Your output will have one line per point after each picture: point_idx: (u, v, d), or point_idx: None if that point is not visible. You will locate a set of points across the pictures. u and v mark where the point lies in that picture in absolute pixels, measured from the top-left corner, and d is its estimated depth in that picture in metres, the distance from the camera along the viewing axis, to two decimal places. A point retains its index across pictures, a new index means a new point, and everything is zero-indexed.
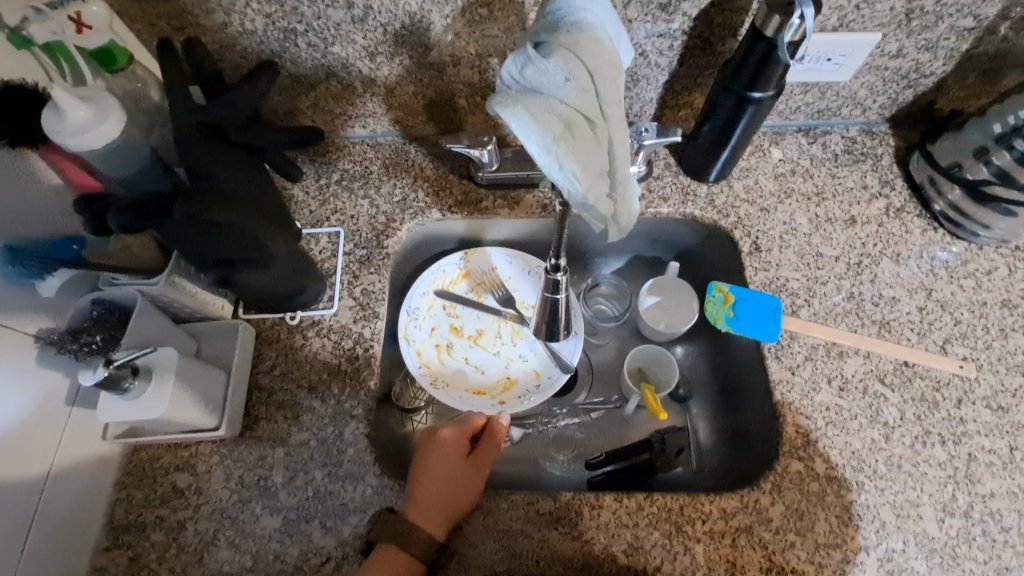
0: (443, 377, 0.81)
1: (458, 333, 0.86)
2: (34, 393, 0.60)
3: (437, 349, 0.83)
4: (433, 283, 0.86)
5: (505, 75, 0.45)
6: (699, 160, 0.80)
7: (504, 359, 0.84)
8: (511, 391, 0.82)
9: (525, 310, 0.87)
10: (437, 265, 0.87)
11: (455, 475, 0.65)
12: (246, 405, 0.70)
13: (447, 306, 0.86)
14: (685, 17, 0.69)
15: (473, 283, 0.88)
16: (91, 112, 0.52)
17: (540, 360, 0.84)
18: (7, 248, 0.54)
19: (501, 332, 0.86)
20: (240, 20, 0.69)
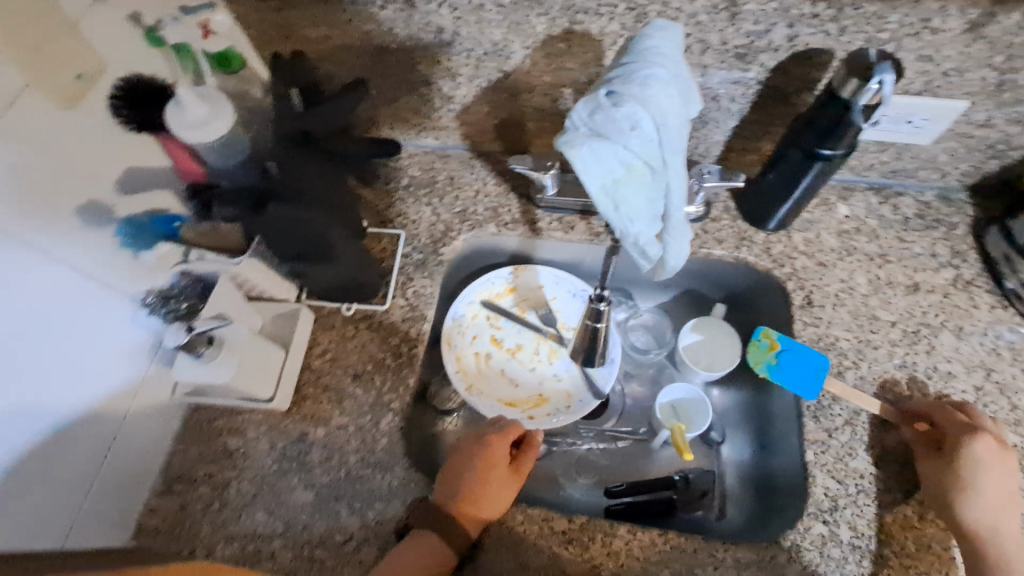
0: (478, 385, 0.84)
1: (497, 344, 0.89)
2: (123, 349, 0.68)
3: (476, 357, 0.87)
4: (481, 293, 0.90)
5: (574, 116, 0.46)
6: (760, 207, 0.80)
7: (539, 376, 0.87)
8: (541, 408, 0.84)
9: (565, 332, 0.90)
10: (486, 276, 0.90)
11: (500, 480, 0.67)
12: (297, 383, 0.77)
13: (491, 318, 0.90)
14: (762, 68, 0.69)
15: (518, 297, 0.91)
16: (208, 110, 0.59)
17: (573, 382, 0.86)
18: (125, 224, 0.63)
19: (539, 349, 0.89)
20: (340, 34, 0.76)
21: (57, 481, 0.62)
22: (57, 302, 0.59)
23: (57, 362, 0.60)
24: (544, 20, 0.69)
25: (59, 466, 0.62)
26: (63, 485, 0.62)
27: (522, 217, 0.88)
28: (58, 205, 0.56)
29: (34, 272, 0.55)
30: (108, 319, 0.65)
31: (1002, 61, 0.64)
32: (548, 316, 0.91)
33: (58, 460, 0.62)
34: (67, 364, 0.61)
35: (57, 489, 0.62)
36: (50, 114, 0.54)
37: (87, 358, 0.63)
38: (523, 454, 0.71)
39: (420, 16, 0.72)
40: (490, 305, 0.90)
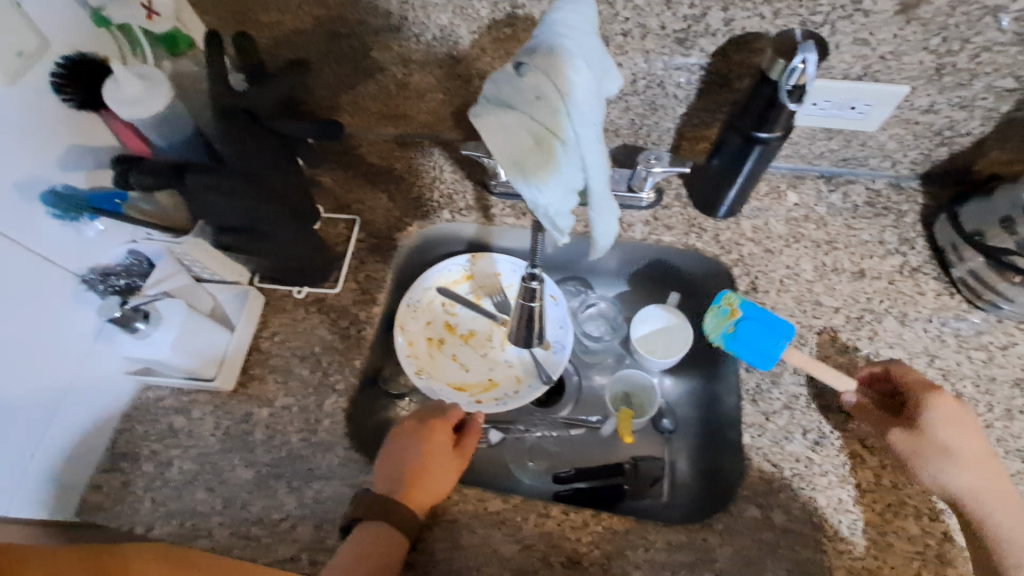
0: (429, 369, 0.85)
1: (451, 330, 0.89)
2: (69, 323, 0.68)
3: (429, 342, 0.87)
4: (436, 280, 0.91)
5: (487, 88, 0.47)
6: (709, 193, 0.80)
7: (491, 362, 0.87)
8: (490, 392, 0.84)
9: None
10: (443, 264, 0.91)
11: (442, 460, 0.67)
12: (245, 364, 0.77)
13: (446, 304, 0.90)
14: (703, 53, 0.70)
15: (474, 285, 0.92)
16: (143, 87, 0.60)
17: (524, 367, 0.86)
18: (53, 193, 0.62)
19: (493, 335, 0.90)
20: (292, 19, 0.77)
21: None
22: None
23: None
24: (487, 4, 0.70)
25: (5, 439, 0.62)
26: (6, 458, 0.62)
27: (476, 203, 0.88)
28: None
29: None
30: (53, 296, 0.66)
31: (937, 44, 0.64)
32: (504, 304, 0.91)
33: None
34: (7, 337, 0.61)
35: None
36: None
37: (30, 333, 0.64)
38: (465, 437, 0.71)
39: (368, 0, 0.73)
40: (445, 292, 0.90)
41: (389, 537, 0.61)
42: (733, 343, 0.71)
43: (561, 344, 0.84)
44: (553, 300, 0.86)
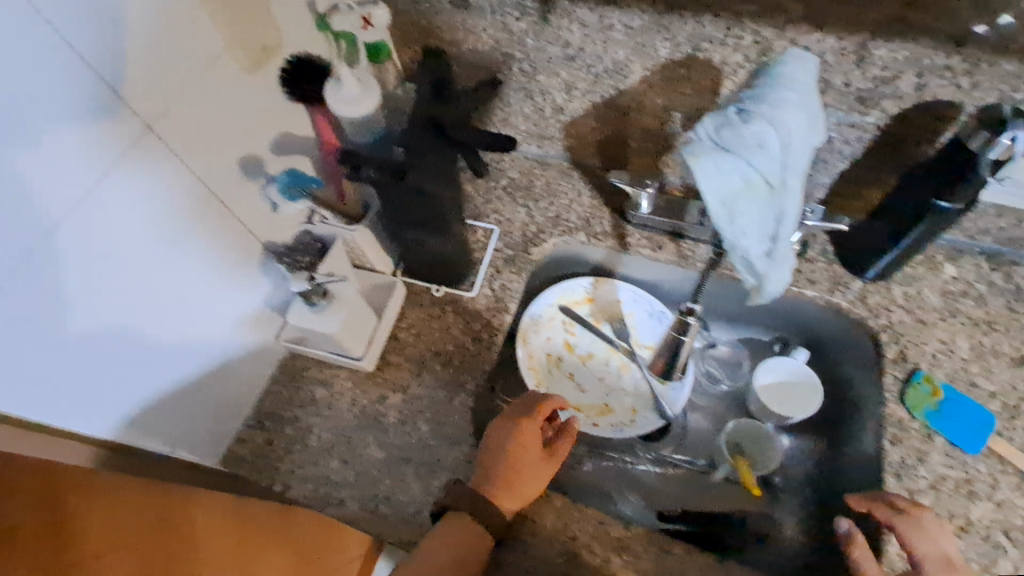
0: (547, 383, 0.88)
1: (570, 348, 0.91)
2: (252, 290, 0.76)
3: (549, 357, 0.90)
4: (560, 297, 0.92)
5: (701, 129, 0.49)
6: (857, 253, 0.80)
7: (607, 387, 0.89)
8: (605, 417, 0.86)
9: (638, 349, 0.91)
10: (568, 282, 0.92)
11: (536, 460, 0.68)
12: (384, 349, 0.82)
13: (566, 323, 0.92)
14: (883, 113, 0.69)
15: (595, 308, 0.93)
16: (359, 90, 0.67)
17: (640, 398, 0.88)
18: (291, 172, 0.71)
19: (610, 361, 0.91)
20: (473, 40, 0.83)
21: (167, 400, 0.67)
22: (205, 232, 0.66)
23: (195, 284, 0.67)
24: (669, 44, 0.72)
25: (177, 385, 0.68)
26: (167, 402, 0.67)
27: (612, 230, 0.91)
28: (226, 151, 0.65)
29: (188, 201, 0.63)
30: (241, 258, 0.73)
31: None
32: (624, 331, 0.92)
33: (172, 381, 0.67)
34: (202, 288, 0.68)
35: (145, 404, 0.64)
36: (235, 75, 0.63)
37: (218, 288, 0.70)
38: (562, 434, 0.71)
39: (551, 30, 0.77)
40: (568, 311, 0.92)
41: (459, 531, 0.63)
42: (939, 422, 0.70)
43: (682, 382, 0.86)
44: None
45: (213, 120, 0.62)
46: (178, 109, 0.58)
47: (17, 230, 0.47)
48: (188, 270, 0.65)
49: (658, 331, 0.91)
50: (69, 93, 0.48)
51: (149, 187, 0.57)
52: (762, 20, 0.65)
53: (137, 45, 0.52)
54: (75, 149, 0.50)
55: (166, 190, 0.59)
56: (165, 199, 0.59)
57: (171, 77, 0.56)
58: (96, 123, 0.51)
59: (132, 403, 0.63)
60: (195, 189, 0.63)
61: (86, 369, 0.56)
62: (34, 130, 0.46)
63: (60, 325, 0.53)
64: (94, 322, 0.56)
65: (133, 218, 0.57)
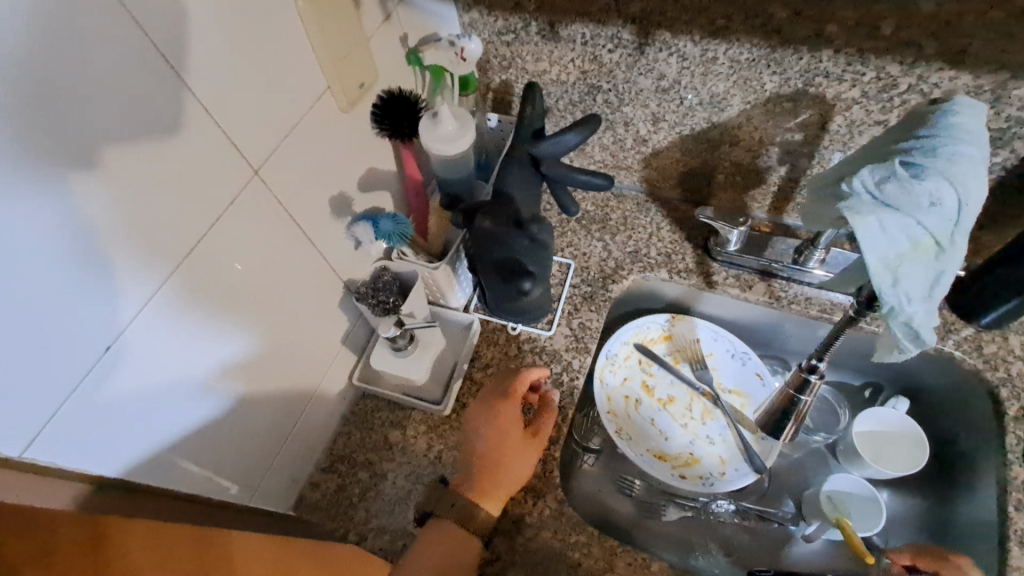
0: (627, 429, 0.83)
1: (648, 391, 0.87)
2: (327, 332, 0.72)
3: (627, 400, 0.85)
4: (635, 335, 0.88)
5: (857, 181, 0.45)
6: (974, 301, 0.73)
7: (690, 434, 0.84)
8: (693, 468, 0.81)
9: (720, 393, 0.86)
10: (642, 320, 0.88)
11: (517, 442, 0.67)
12: (460, 391, 0.79)
13: (643, 362, 0.88)
14: (1013, 153, 0.64)
15: (672, 347, 0.88)
16: (455, 127, 0.64)
17: (728, 448, 0.83)
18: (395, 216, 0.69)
19: (691, 406, 0.86)
20: (558, 71, 0.81)
21: (243, 447, 0.63)
22: (289, 267, 0.62)
23: (278, 323, 0.62)
24: (776, 79, 0.68)
25: (253, 432, 0.63)
26: (244, 452, 0.63)
27: (696, 266, 0.86)
28: (318, 188, 0.63)
29: (276, 238, 0.59)
30: (323, 294, 0.69)
31: None
32: (705, 373, 0.87)
33: (248, 429, 0.63)
34: (282, 326, 0.63)
35: (222, 454, 0.60)
36: (334, 113, 0.62)
37: (299, 325, 0.66)
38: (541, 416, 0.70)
39: (646, 62, 0.74)
40: (645, 350, 0.87)
41: (457, 535, 0.62)
42: None
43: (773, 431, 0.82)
44: (760, 379, 0.85)
45: (308, 157, 0.60)
46: (277, 146, 0.56)
47: (106, 274, 0.43)
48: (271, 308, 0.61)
49: (742, 375, 0.86)
50: (162, 121, 0.44)
51: (237, 222, 0.53)
52: (887, 56, 0.61)
53: (237, 77, 0.49)
54: (167, 184, 0.46)
55: (247, 225, 0.55)
56: (252, 235, 0.55)
57: (273, 114, 0.54)
58: (191, 156, 0.47)
59: (215, 451, 0.59)
60: (284, 225, 0.60)
61: (169, 417, 0.52)
62: (124, 159, 0.42)
63: (134, 373, 0.47)
64: (167, 370, 0.51)
65: (223, 255, 0.53)
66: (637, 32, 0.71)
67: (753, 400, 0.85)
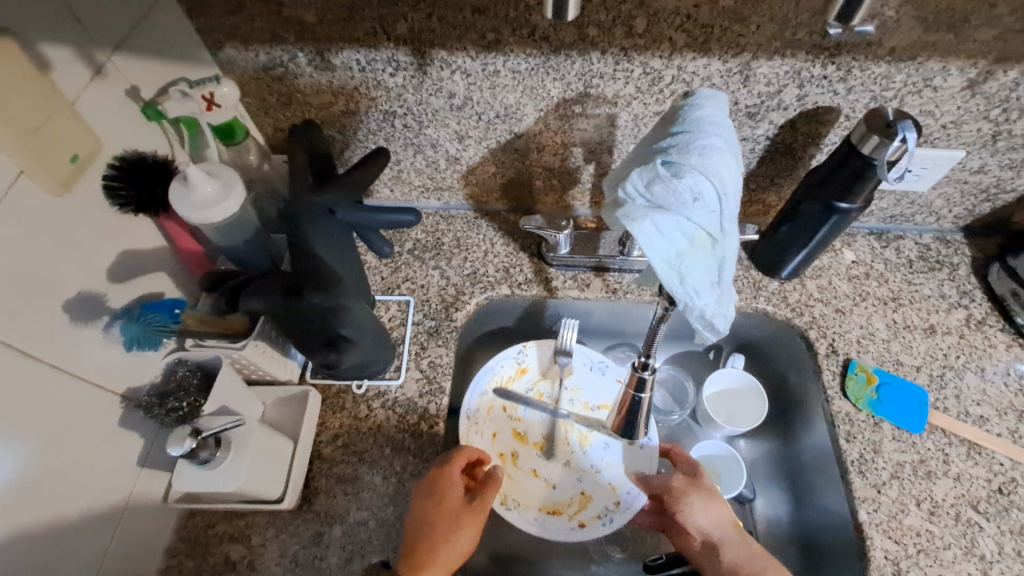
0: (511, 494, 0.78)
1: (522, 439, 0.83)
2: (111, 460, 0.58)
3: (503, 460, 0.81)
4: (492, 381, 0.84)
5: (630, 186, 0.44)
6: (773, 258, 0.80)
7: (576, 470, 0.81)
8: (588, 509, 0.78)
9: (592, 412, 0.84)
10: (494, 363, 0.84)
11: (450, 511, 0.62)
12: (307, 475, 0.69)
13: (507, 408, 0.84)
14: (771, 125, 0.71)
15: (533, 379, 0.85)
16: (216, 188, 0.54)
17: (615, 471, 0.80)
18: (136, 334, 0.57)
19: (569, 437, 0.83)
20: (345, 101, 0.74)
21: None
22: (20, 402, 0.49)
23: (21, 477, 0.49)
24: (559, 84, 0.68)
25: None
26: None
27: (534, 275, 0.85)
28: (44, 295, 0.50)
29: None
30: (91, 419, 0.56)
31: (997, 114, 0.67)
32: (571, 397, 0.85)
33: None
34: (31, 478, 0.50)
35: None
36: (41, 202, 0.50)
37: (60, 467, 0.53)
38: (483, 489, 0.65)
39: (432, 82, 0.70)
40: (504, 393, 0.84)
41: None
42: (882, 410, 0.71)
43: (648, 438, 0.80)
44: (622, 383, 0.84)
45: (12, 262, 0.47)
46: None
47: None
48: (4, 461, 0.47)
49: (604, 386, 0.85)
50: None
51: None
52: (649, 52, 0.63)
53: None
54: None
55: None
56: None
57: None
58: None
59: None
60: None
61: None
62: None
63: None
64: None
65: None
66: (413, 52, 0.66)
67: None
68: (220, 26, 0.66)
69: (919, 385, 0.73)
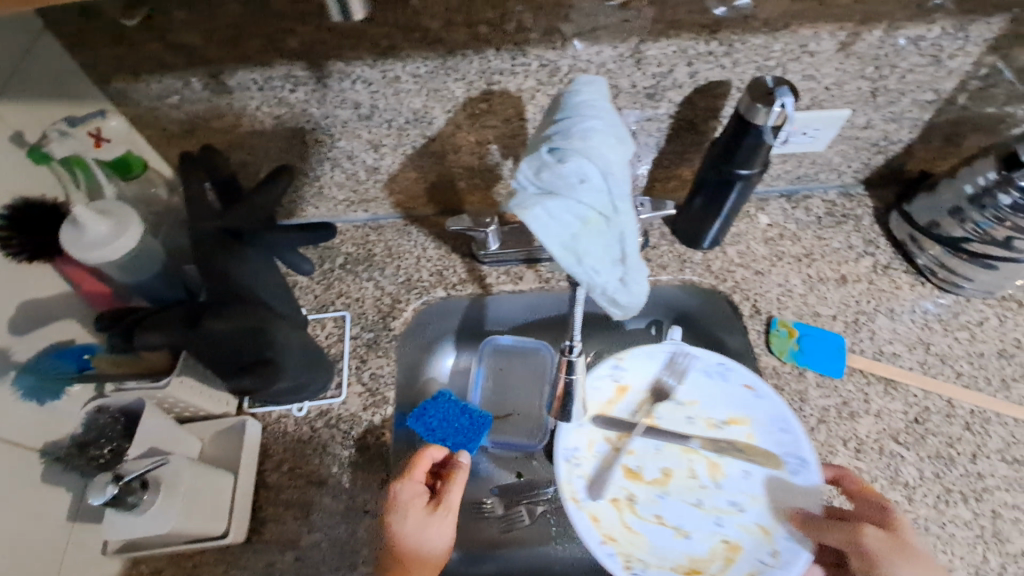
0: (637, 551, 0.71)
1: (637, 478, 0.77)
2: (36, 521, 0.55)
3: (618, 507, 0.75)
4: (591, 411, 0.78)
5: (520, 176, 0.46)
6: (693, 229, 0.83)
7: (712, 512, 0.74)
8: (733, 559, 0.70)
9: (718, 430, 0.78)
10: (592, 386, 0.77)
11: (419, 523, 0.63)
12: (254, 506, 0.68)
13: (611, 439, 0.78)
14: (670, 103, 0.74)
15: (634, 401, 0.80)
16: (110, 226, 0.53)
17: (759, 509, 0.73)
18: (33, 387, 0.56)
19: (695, 470, 0.77)
20: (249, 122, 0.72)
21: None
22: None
23: None
24: (462, 84, 0.69)
25: None
26: None
27: (468, 275, 0.86)
28: None
29: None
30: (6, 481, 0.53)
31: (871, 72, 0.71)
32: (689, 414, 0.79)
33: None
34: None
35: None
36: None
37: None
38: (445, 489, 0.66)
39: (334, 94, 0.70)
40: (603, 421, 0.78)
41: None
42: (804, 359, 0.76)
43: (801, 461, 0.70)
44: (750, 390, 0.73)
45: None
46: None
47: None
48: None
49: (731, 397, 0.76)
50: None
51: None
52: (541, 44, 0.65)
53: None
54: None
55: None
56: None
57: None
58: None
59: None
60: None
61: None
62: None
63: None
64: None
65: None
66: (308, 67, 0.66)
67: (757, 422, 0.74)
68: (101, 59, 0.63)
69: (837, 333, 0.78)
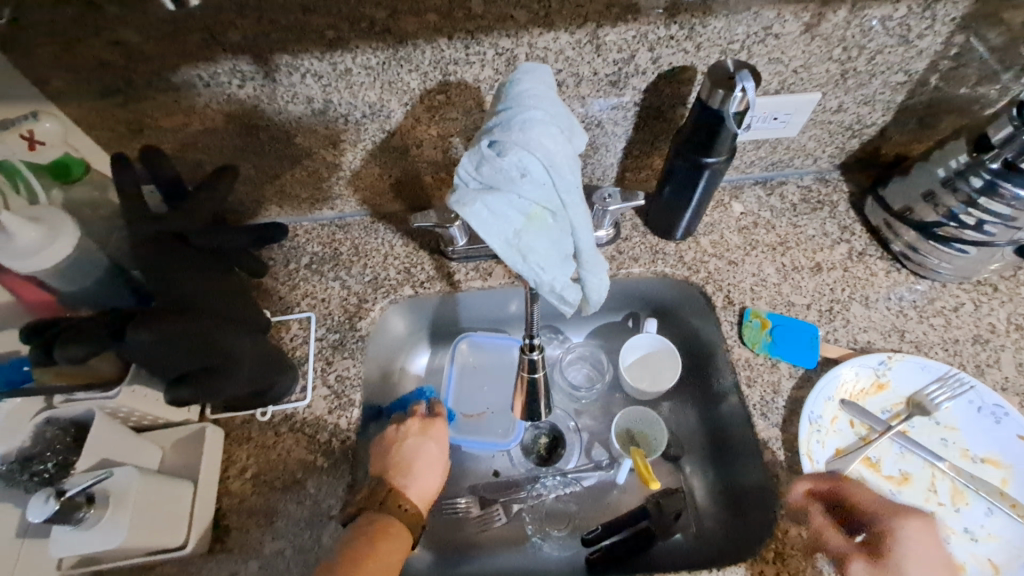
0: (856, 525, 0.66)
1: (874, 468, 0.71)
2: None
3: (846, 485, 0.69)
4: (838, 390, 0.72)
5: (462, 171, 0.45)
6: (665, 221, 0.81)
7: (943, 529, 0.66)
8: None
9: (972, 464, 0.69)
10: (850, 368, 0.72)
11: (435, 456, 0.70)
12: (217, 515, 0.66)
13: (854, 423, 0.72)
14: (635, 91, 0.71)
15: (888, 402, 0.73)
16: (42, 232, 0.52)
17: (996, 547, 0.64)
18: None
19: (935, 486, 0.69)
20: (200, 120, 0.70)
21: None
22: None
23: None
24: (416, 75, 0.67)
25: None
26: None
27: (437, 273, 0.84)
28: None
29: None
30: None
31: (839, 53, 0.70)
32: (944, 437, 0.71)
33: None
34: None
35: None
36: None
37: None
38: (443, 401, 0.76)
39: (285, 89, 0.68)
40: (855, 407, 0.72)
41: None
42: (778, 351, 0.74)
43: None
44: None
45: None
46: None
47: None
48: None
49: (995, 436, 0.69)
50: None
51: None
52: (495, 32, 0.63)
53: None
54: None
55: None
56: None
57: None
58: None
59: None
60: None
61: None
62: None
63: None
64: None
65: None
66: (254, 60, 0.64)
67: (1019, 472, 0.67)
68: (37, 57, 0.60)
69: (811, 322, 0.76)
